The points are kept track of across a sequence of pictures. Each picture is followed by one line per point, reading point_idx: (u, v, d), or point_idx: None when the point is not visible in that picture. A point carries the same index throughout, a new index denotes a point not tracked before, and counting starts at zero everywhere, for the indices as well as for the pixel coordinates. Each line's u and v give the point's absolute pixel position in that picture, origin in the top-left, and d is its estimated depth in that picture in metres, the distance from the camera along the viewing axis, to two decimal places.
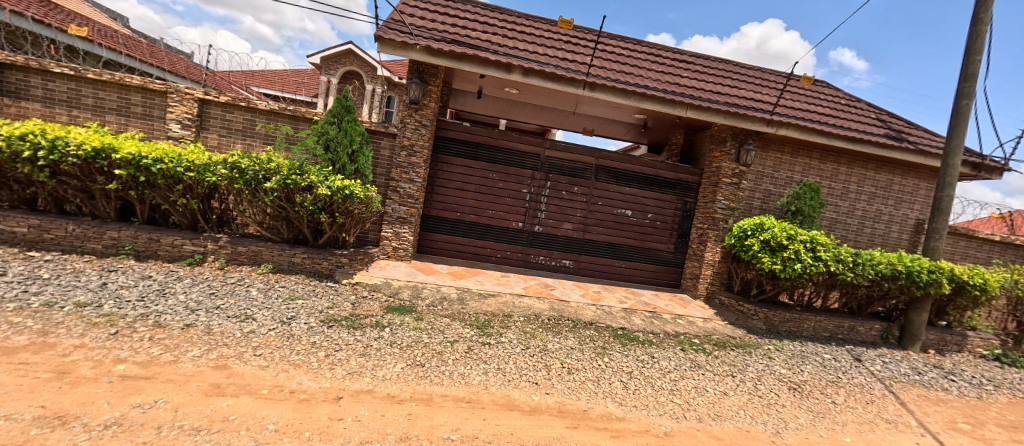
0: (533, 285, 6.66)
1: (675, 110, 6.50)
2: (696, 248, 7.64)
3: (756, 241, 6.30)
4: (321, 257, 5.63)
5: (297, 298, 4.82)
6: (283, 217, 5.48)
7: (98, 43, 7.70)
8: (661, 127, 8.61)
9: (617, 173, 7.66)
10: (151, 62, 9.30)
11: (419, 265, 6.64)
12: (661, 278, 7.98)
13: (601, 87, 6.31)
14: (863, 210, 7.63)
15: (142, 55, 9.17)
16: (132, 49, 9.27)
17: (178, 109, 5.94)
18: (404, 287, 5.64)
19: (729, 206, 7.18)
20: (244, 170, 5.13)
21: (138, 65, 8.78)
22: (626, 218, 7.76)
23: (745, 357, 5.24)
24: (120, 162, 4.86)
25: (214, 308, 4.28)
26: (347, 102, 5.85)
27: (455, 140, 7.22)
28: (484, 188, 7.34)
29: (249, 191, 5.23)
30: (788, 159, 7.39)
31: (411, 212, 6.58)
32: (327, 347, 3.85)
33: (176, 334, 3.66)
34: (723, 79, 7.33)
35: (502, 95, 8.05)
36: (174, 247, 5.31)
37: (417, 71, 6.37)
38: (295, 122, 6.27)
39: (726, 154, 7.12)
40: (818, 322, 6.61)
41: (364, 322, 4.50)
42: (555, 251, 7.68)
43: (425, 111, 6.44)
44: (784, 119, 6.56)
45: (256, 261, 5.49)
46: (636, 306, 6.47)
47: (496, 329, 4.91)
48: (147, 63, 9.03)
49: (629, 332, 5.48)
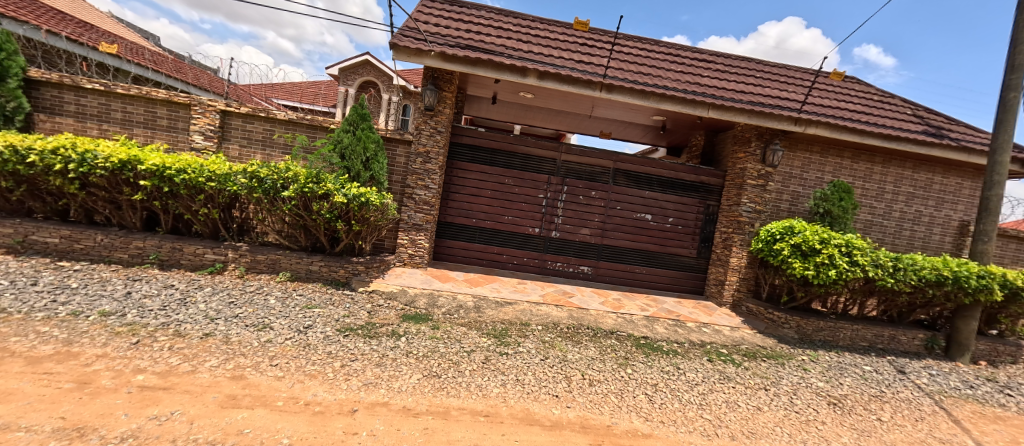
0: (551, 293, 6.50)
1: (696, 110, 6.30)
2: (720, 253, 7.35)
3: (785, 246, 5.99)
4: (338, 265, 5.63)
5: (314, 307, 4.80)
6: (300, 225, 5.50)
7: (127, 60, 7.99)
8: (681, 128, 8.38)
9: (636, 177, 7.46)
10: (175, 76, 9.62)
11: (436, 272, 6.58)
12: (684, 285, 7.71)
13: (618, 89, 6.16)
14: (900, 212, 7.21)
15: (168, 69, 9.50)
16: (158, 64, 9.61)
17: (201, 121, 6.08)
18: (420, 295, 5.58)
19: (755, 209, 6.88)
20: (262, 179, 5.17)
21: (164, 80, 9.04)
22: (646, 222, 7.54)
23: (778, 369, 4.95)
24: (145, 174, 4.96)
25: (233, 317, 4.29)
26: (363, 110, 5.89)
27: (470, 146, 7.17)
28: (500, 193, 7.26)
29: (268, 200, 5.27)
30: (817, 159, 7.06)
31: (427, 219, 6.54)
32: (343, 357, 3.79)
33: (195, 343, 3.66)
34: (746, 77, 7.08)
35: (517, 100, 7.98)
36: (196, 255, 5.39)
37: (432, 77, 6.36)
38: (312, 131, 6.33)
39: (751, 155, 6.84)
40: (855, 331, 6.25)
41: (380, 331, 4.44)
42: (573, 257, 7.52)
43: (440, 117, 6.43)
44: (813, 117, 6.27)
45: (275, 269, 5.53)
46: (658, 314, 6.24)
47: (514, 338, 4.78)
48: (172, 77, 9.35)
49: (652, 342, 5.26)
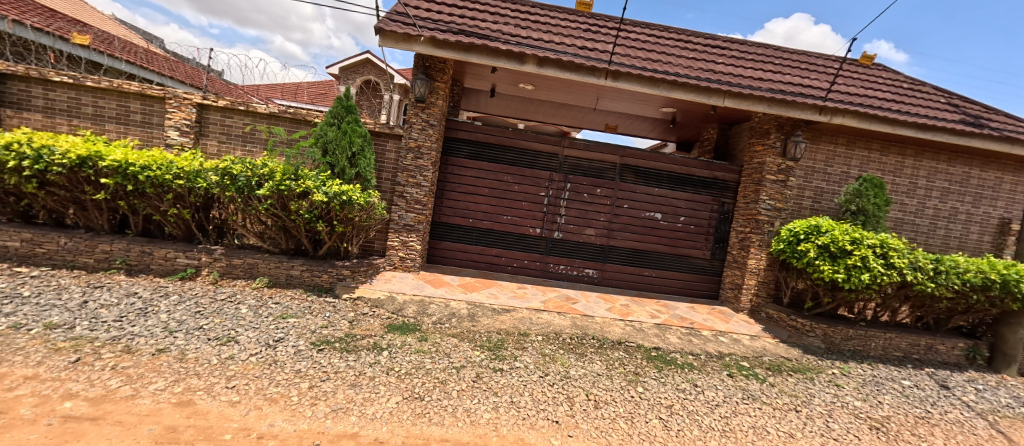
0: (553, 298, 5.99)
1: (711, 99, 5.79)
2: (736, 254, 6.79)
3: (812, 246, 5.41)
4: (321, 270, 5.18)
5: (289, 317, 4.33)
6: (279, 226, 5.06)
7: (98, 50, 7.63)
8: (693, 121, 7.85)
9: (645, 173, 6.94)
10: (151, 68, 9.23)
11: (429, 277, 6.11)
12: (697, 289, 7.16)
13: (625, 76, 5.67)
14: (934, 209, 6.63)
15: (143, 61, 9.11)
16: (134, 55, 9.20)
17: (177, 115, 5.68)
18: (409, 302, 5.11)
19: (775, 206, 6.33)
20: (236, 176, 4.73)
21: (137, 72, 8.67)
22: (656, 222, 7.02)
23: (807, 386, 4.42)
24: (107, 171, 4.55)
25: (196, 329, 3.84)
26: (348, 102, 5.46)
27: (466, 141, 6.69)
28: (499, 192, 6.78)
29: (242, 199, 4.83)
30: (843, 152, 6.49)
31: (419, 219, 6.08)
32: (312, 377, 3.32)
33: (144, 361, 3.22)
34: (764, 64, 6.52)
35: (517, 92, 7.49)
36: (167, 260, 4.97)
37: (423, 66, 5.90)
38: (295, 126, 5.90)
39: (770, 148, 6.29)
40: (887, 340, 5.70)
41: (360, 345, 3.97)
42: (577, 259, 7.01)
43: (432, 109, 5.97)
44: (840, 106, 5.74)
45: (252, 274, 5.09)
46: (670, 322, 5.71)
47: (511, 351, 4.28)
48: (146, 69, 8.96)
49: (665, 354, 4.74)
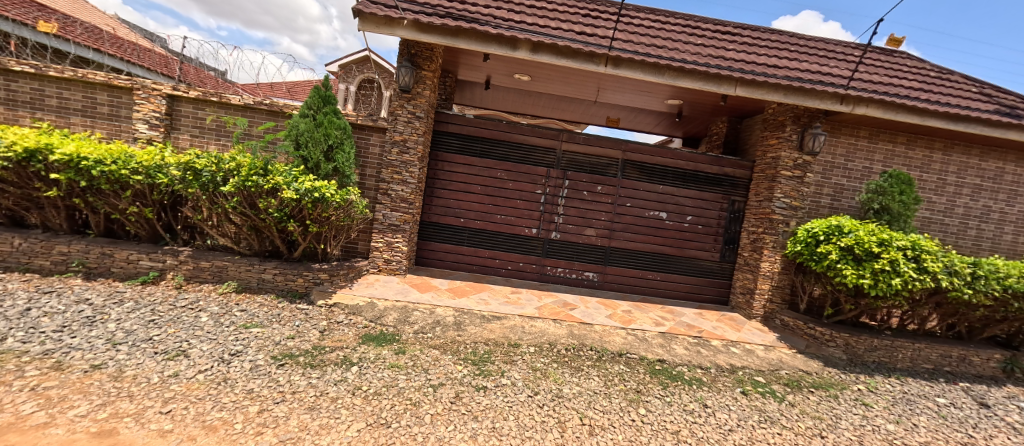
0: (549, 304, 5.54)
1: (721, 87, 5.34)
2: (747, 256, 6.29)
3: (833, 248, 4.89)
4: (295, 273, 4.77)
5: (253, 326, 3.91)
6: (249, 226, 4.65)
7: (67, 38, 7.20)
8: (700, 114, 7.37)
9: (649, 169, 6.47)
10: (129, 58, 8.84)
11: (415, 280, 5.68)
12: (705, 294, 6.66)
13: (627, 63, 5.22)
14: (965, 208, 6.09)
15: (124, 53, 8.75)
16: (115, 47, 8.84)
17: (145, 107, 5.30)
18: (390, 309, 4.68)
19: (790, 204, 5.83)
20: (199, 171, 4.34)
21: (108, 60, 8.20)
22: (661, 221, 6.54)
23: (831, 405, 3.93)
24: (59, 166, 4.18)
25: (144, 340, 3.43)
26: (326, 92, 5.06)
27: (456, 135, 6.26)
28: (492, 189, 6.35)
29: (206, 196, 4.44)
30: (865, 145, 5.99)
31: (405, 219, 5.66)
32: (264, 398, 2.89)
33: (72, 381, 2.82)
34: (780, 50, 6.02)
35: (513, 83, 7.05)
36: (129, 262, 4.59)
37: (408, 53, 5.46)
38: (273, 118, 5.50)
39: (786, 141, 5.80)
40: (916, 351, 5.19)
41: (327, 359, 3.53)
42: (576, 262, 6.56)
43: (418, 100, 5.53)
44: (863, 95, 5.26)
45: (221, 278, 4.69)
46: (676, 330, 5.24)
47: (497, 365, 3.83)
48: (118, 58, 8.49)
49: (670, 368, 4.27)
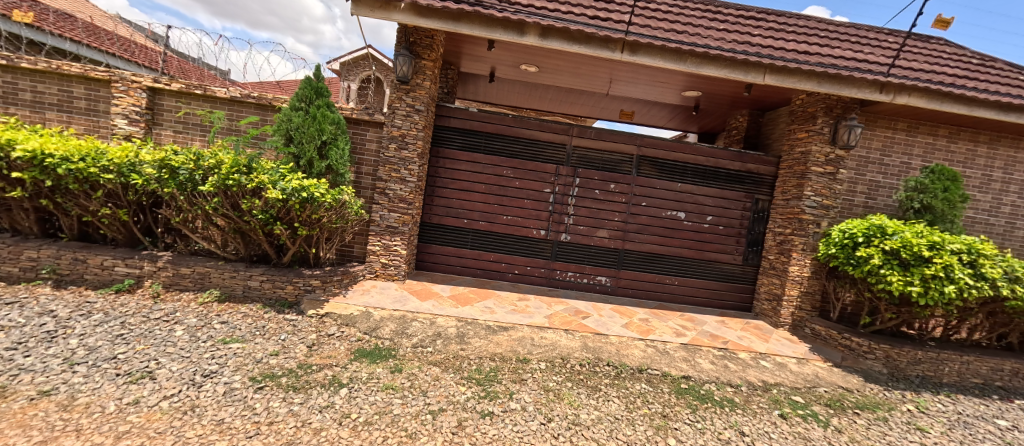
0: (559, 312, 5.11)
1: (748, 76, 4.92)
2: (772, 259, 5.82)
3: (876, 252, 4.41)
4: (283, 280, 4.37)
5: (233, 341, 3.49)
6: (233, 229, 4.26)
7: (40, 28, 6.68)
8: (719, 107, 6.90)
9: (665, 165, 6.03)
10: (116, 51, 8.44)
11: (415, 287, 5.27)
12: (726, 300, 6.19)
13: (645, 49, 4.79)
14: (1012, 206, 5.60)
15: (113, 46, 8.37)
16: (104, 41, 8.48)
17: (124, 101, 4.93)
18: (387, 320, 4.27)
19: (822, 203, 5.36)
20: (176, 169, 3.95)
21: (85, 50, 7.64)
22: (679, 222, 6.09)
23: (882, 431, 3.46)
24: (22, 163, 3.81)
25: (107, 360, 3.04)
26: (318, 83, 4.67)
27: (459, 130, 5.84)
28: (497, 188, 5.93)
29: (185, 196, 4.04)
30: (903, 138, 5.53)
31: (404, 220, 5.24)
32: (235, 432, 2.49)
33: (12, 412, 2.43)
34: (810, 36, 5.54)
35: (520, 75, 6.63)
36: (103, 269, 4.22)
37: (406, 41, 5.04)
38: (261, 112, 5.10)
39: (817, 134, 5.33)
40: (965, 364, 4.72)
41: (313, 380, 3.12)
42: (587, 265, 6.12)
43: (418, 92, 5.12)
44: (906, 83, 4.80)
45: (203, 286, 4.30)
46: (699, 341, 4.79)
47: (505, 386, 3.40)
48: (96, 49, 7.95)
49: (698, 386, 3.83)
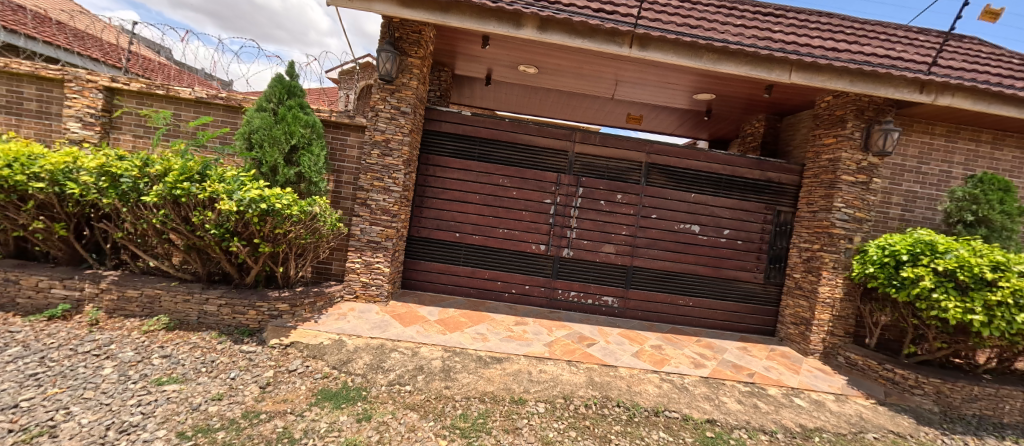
0: (561, 339, 4.52)
1: (771, 74, 4.42)
2: (798, 278, 5.24)
3: (926, 273, 3.85)
4: (244, 304, 3.81)
5: (169, 381, 2.91)
6: (187, 245, 3.72)
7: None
8: (733, 112, 6.39)
9: (677, 174, 5.49)
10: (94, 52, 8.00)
11: (399, 310, 4.67)
12: (746, 323, 5.58)
13: (656, 44, 4.31)
14: None
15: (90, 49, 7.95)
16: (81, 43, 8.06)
17: (78, 103, 4.45)
18: (362, 350, 3.69)
19: (854, 216, 4.79)
20: (118, 177, 3.43)
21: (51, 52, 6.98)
22: (693, 236, 5.52)
23: None
24: None
25: (4, 410, 2.47)
26: (290, 82, 4.21)
27: (451, 135, 5.33)
28: (492, 199, 5.39)
29: (129, 208, 3.52)
30: (942, 144, 4.99)
31: (387, 234, 4.69)
32: None
33: None
34: (836, 32, 5.03)
35: (518, 77, 6.15)
36: (37, 291, 3.68)
37: (391, 36, 4.56)
38: (230, 115, 4.61)
39: (847, 140, 4.78)
40: None
41: (256, 435, 2.52)
42: (592, 284, 5.54)
43: (403, 92, 4.62)
44: (949, 81, 4.28)
45: (151, 311, 3.74)
46: (722, 373, 4.19)
47: (495, 438, 2.81)
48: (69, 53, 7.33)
49: (725, 434, 3.21)
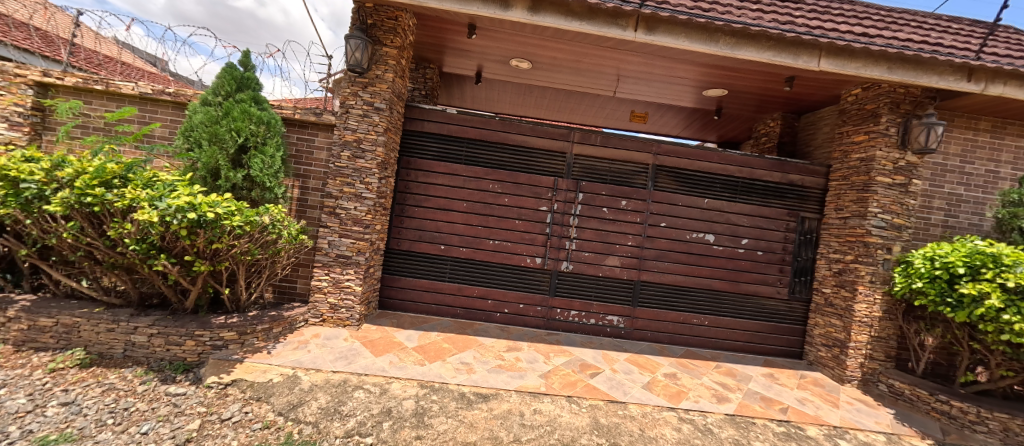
0: (560, 368, 3.88)
1: (795, 61, 3.89)
2: (827, 294, 4.62)
3: (991, 290, 3.27)
4: (179, 334, 3.18)
5: (57, 441, 2.29)
6: (110, 264, 3.12)
7: None
8: (746, 110, 5.84)
9: (688, 177, 4.91)
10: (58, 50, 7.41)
11: (371, 335, 4.03)
12: (769, 344, 4.94)
13: (666, 27, 3.78)
14: None
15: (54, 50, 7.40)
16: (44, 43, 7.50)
17: (4, 100, 3.88)
18: (319, 387, 3.06)
19: (892, 223, 4.19)
20: (19, 182, 2.86)
21: None
22: (708, 246, 4.91)
23: None
24: None
25: None
26: (243, 73, 3.67)
27: (435, 135, 4.76)
28: (481, 206, 4.80)
29: (33, 219, 2.93)
30: (987, 141, 4.42)
31: (358, 248, 4.08)
32: None
33: None
34: (863, 17, 4.49)
35: (511, 73, 5.59)
36: None
37: (363, 23, 4.01)
38: (180, 113, 4.05)
39: (883, 136, 4.19)
40: None
41: None
42: (594, 302, 4.91)
43: (377, 86, 4.06)
44: (1001, 67, 3.74)
45: (67, 343, 3.12)
46: (750, 408, 3.55)
47: None
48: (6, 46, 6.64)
49: None
